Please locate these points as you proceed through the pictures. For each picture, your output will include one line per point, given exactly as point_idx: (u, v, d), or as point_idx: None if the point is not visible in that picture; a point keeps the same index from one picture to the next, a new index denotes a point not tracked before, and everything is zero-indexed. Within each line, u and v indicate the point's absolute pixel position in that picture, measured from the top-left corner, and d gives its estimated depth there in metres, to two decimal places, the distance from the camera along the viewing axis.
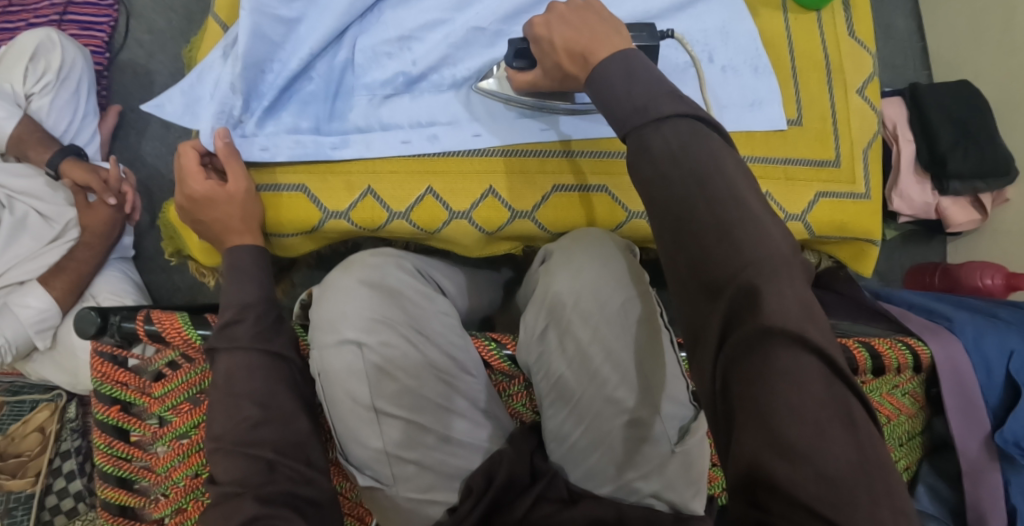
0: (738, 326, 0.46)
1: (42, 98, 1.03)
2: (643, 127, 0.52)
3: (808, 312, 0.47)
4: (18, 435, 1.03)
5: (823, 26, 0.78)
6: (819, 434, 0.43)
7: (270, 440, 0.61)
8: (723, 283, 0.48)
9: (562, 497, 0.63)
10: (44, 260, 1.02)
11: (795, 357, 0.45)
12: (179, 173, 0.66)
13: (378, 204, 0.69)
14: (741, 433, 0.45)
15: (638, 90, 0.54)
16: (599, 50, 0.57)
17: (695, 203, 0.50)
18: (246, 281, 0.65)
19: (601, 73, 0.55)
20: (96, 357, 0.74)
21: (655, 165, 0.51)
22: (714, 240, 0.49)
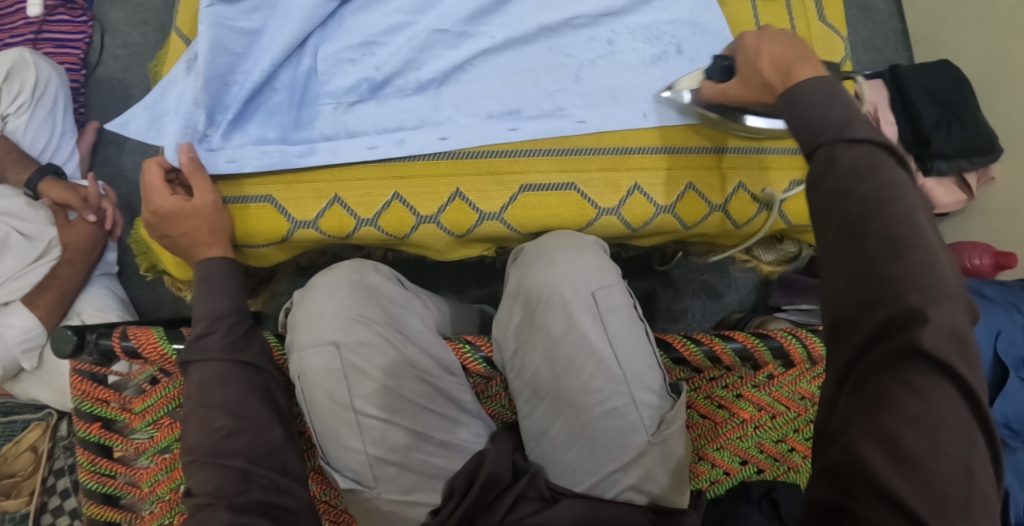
0: (885, 339, 0.45)
1: (18, 118, 1.03)
2: (835, 143, 0.51)
3: (960, 344, 0.44)
4: (11, 455, 1.04)
5: (792, 12, 0.78)
6: (932, 449, 0.42)
7: (242, 450, 0.62)
8: (890, 296, 0.46)
9: (542, 496, 0.63)
10: (28, 280, 1.02)
11: (934, 380, 0.43)
12: (145, 189, 0.67)
13: (345, 211, 0.68)
14: (851, 428, 0.45)
15: (819, 111, 0.54)
16: (803, 68, 0.57)
17: (872, 221, 0.48)
18: (218, 294, 0.65)
19: (800, 88, 0.55)
20: (75, 376, 0.74)
21: (841, 181, 0.50)
22: (887, 257, 0.47)
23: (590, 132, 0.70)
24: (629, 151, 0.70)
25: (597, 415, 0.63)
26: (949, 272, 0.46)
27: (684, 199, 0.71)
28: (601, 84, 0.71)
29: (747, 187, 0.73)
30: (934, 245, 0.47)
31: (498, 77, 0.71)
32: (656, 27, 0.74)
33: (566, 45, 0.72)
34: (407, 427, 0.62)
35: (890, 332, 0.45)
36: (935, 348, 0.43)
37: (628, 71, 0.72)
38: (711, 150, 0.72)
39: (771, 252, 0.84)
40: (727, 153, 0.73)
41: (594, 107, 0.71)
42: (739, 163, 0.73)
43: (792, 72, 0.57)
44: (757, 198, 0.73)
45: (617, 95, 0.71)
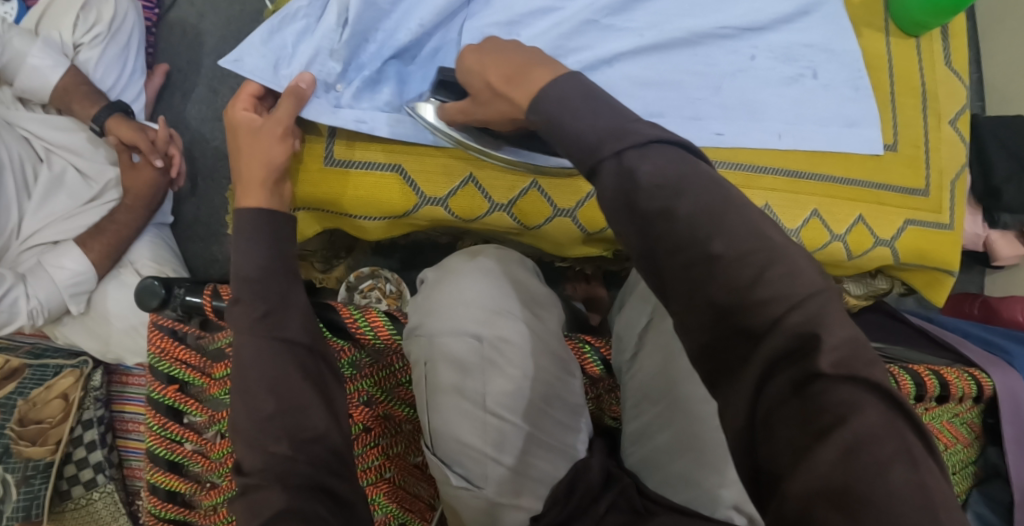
0: (780, 368, 0.44)
1: (90, 49, 0.98)
2: (623, 152, 0.50)
3: (858, 351, 0.45)
4: (40, 401, 0.97)
5: (921, 53, 0.78)
6: (876, 476, 0.41)
7: (287, 434, 0.56)
8: (766, 328, 0.45)
9: (635, 508, 0.59)
10: (82, 220, 0.97)
11: (849, 391, 0.43)
12: (231, 121, 0.64)
13: (478, 192, 0.70)
14: (791, 476, 0.42)
15: (604, 113, 0.52)
16: (540, 71, 0.55)
17: (713, 242, 0.47)
18: (252, 248, 0.59)
19: (552, 93, 0.53)
20: (155, 331, 0.70)
21: (642, 196, 0.49)
22: (742, 284, 0.46)
23: (727, 146, 0.71)
24: (762, 170, 0.72)
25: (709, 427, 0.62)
26: (808, 270, 0.47)
27: (808, 225, 0.73)
28: (739, 99, 0.72)
29: (867, 221, 0.74)
30: (790, 252, 0.47)
31: (644, 75, 0.71)
32: (794, 48, 0.74)
33: (709, 54, 0.73)
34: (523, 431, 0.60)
35: (784, 358, 0.44)
36: (835, 366, 0.43)
37: (765, 89, 0.73)
38: (836, 181, 0.73)
39: (861, 285, 0.87)
40: (849, 185, 0.73)
41: (732, 121, 0.72)
42: (860, 197, 0.74)
43: (528, 78, 0.55)
44: (875, 233, 0.74)
45: (753, 110, 0.72)
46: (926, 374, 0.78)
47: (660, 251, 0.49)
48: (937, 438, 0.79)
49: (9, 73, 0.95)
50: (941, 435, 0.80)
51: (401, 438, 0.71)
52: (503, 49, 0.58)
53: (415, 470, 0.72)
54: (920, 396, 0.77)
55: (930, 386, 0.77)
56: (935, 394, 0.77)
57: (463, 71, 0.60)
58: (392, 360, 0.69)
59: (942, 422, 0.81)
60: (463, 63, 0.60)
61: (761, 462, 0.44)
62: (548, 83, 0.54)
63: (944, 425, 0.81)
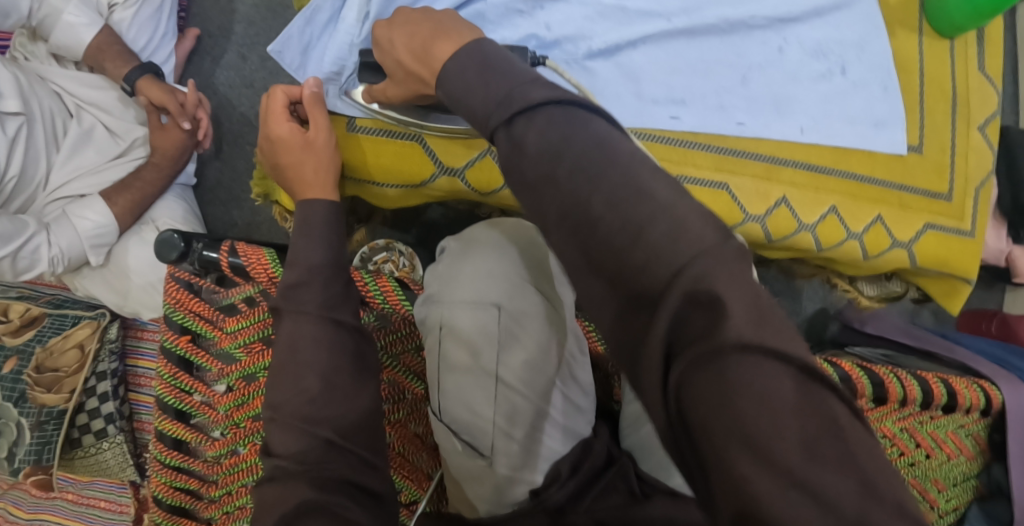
0: (683, 346, 0.42)
1: (125, 9, 1.00)
2: (512, 123, 0.50)
3: (765, 323, 0.43)
4: (56, 350, 1.00)
5: (954, 56, 0.77)
6: (811, 453, 0.40)
7: (331, 419, 0.60)
8: (659, 294, 0.44)
9: (630, 490, 0.61)
10: (109, 175, 0.99)
11: (757, 365, 0.41)
12: (265, 113, 0.69)
13: (496, 167, 0.72)
14: (730, 463, 0.40)
15: (499, 79, 0.52)
16: (440, 45, 0.55)
17: (592, 203, 0.48)
18: (315, 244, 0.64)
19: (450, 69, 0.54)
20: (172, 282, 0.72)
21: (535, 162, 0.49)
22: (629, 240, 0.46)
23: (749, 136, 0.71)
24: (783, 162, 0.71)
25: None
26: (695, 223, 0.46)
27: (825, 221, 0.72)
28: (765, 90, 0.71)
29: (885, 221, 0.73)
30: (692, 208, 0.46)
31: (679, 66, 0.71)
32: (826, 44, 0.73)
33: (738, 44, 0.72)
34: (536, 406, 0.61)
35: (679, 327, 0.43)
36: (751, 333, 0.42)
37: (793, 82, 0.72)
38: (858, 179, 0.72)
39: (875, 288, 0.85)
40: (871, 184, 0.73)
41: (757, 112, 0.71)
42: (881, 198, 0.73)
43: (432, 54, 0.56)
44: (893, 235, 0.73)
45: (779, 103, 0.71)
46: (934, 381, 0.78)
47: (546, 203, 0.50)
48: (941, 449, 0.79)
49: (45, 29, 0.97)
50: (945, 446, 0.79)
51: (402, 406, 0.71)
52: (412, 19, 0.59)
53: (416, 440, 0.72)
54: (927, 404, 0.77)
55: (938, 394, 0.77)
56: (940, 402, 0.77)
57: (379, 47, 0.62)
58: (399, 325, 0.70)
59: (946, 433, 0.80)
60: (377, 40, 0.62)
61: (694, 454, 0.42)
62: (447, 58, 0.54)
63: (948, 436, 0.80)
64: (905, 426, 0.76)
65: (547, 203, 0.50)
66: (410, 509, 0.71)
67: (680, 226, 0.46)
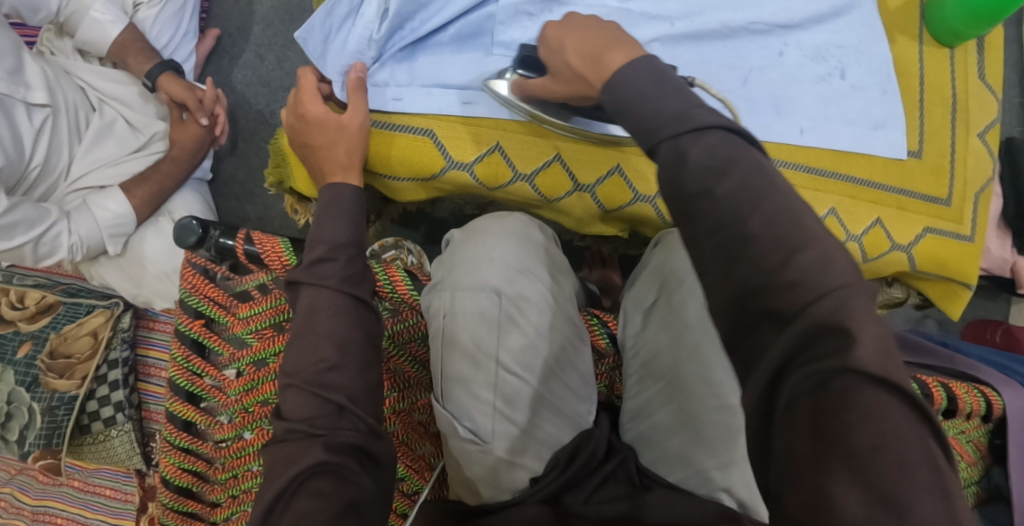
0: (800, 363, 0.42)
1: (149, 8, 1.03)
2: (678, 136, 0.49)
3: (891, 356, 0.42)
4: (71, 336, 1.01)
5: (954, 63, 0.78)
6: (904, 474, 0.39)
7: (343, 387, 0.61)
8: (788, 313, 0.43)
9: (631, 481, 0.62)
10: (128, 167, 1.01)
11: (876, 394, 0.40)
12: (297, 93, 0.73)
13: (504, 161, 0.74)
14: (827, 477, 0.40)
15: (673, 96, 0.50)
16: (615, 54, 0.54)
17: (747, 221, 0.46)
18: (338, 223, 0.67)
19: (624, 76, 0.52)
20: (188, 268, 0.73)
21: (695, 177, 0.48)
22: (778, 263, 0.44)
23: None
24: (784, 163, 0.73)
25: (711, 408, 0.63)
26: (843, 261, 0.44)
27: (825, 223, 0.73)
28: (765, 92, 0.73)
29: (885, 223, 0.74)
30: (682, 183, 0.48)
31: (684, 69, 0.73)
32: (826, 48, 0.75)
33: (740, 48, 0.74)
34: (533, 390, 0.64)
35: (805, 344, 0.42)
36: (876, 366, 0.41)
37: (795, 85, 0.74)
38: (856, 182, 0.74)
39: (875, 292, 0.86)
40: (870, 187, 0.74)
41: (757, 113, 0.73)
42: (880, 200, 0.74)
43: (602, 62, 0.55)
44: (893, 237, 0.74)
45: (779, 105, 0.73)
46: (934, 385, 0.79)
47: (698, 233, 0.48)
48: None
49: (71, 24, 1.00)
50: None
51: (407, 395, 0.73)
52: None
53: (418, 429, 0.73)
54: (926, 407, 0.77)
55: (938, 398, 0.77)
56: (941, 406, 0.78)
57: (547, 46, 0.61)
58: (408, 315, 0.73)
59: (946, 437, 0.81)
60: (544, 39, 0.61)
61: (779, 458, 0.42)
62: (619, 68, 0.53)
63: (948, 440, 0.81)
64: None
65: (698, 214, 0.48)
66: (412, 498, 0.72)
67: (826, 261, 0.44)
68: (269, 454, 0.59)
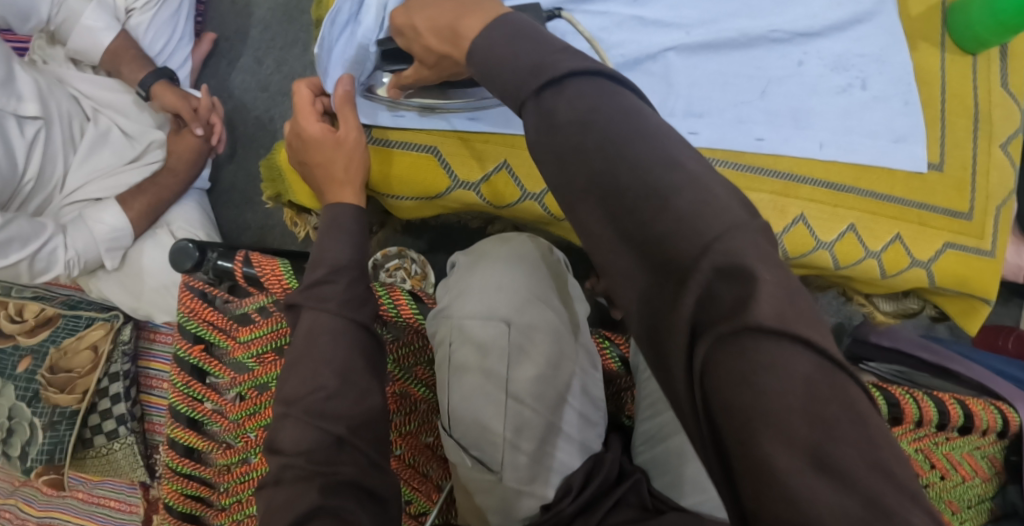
0: (710, 322, 0.40)
1: (142, 14, 1.00)
2: (540, 94, 0.47)
3: (792, 299, 0.40)
4: (71, 350, 0.99)
5: (977, 71, 0.75)
6: (826, 431, 0.38)
7: (344, 417, 0.59)
8: (687, 265, 0.41)
9: (642, 504, 0.60)
10: (126, 179, 0.99)
11: (782, 348, 0.39)
12: (294, 108, 0.71)
13: (512, 180, 0.72)
14: (755, 445, 0.38)
15: (530, 50, 0.49)
16: (467, 20, 0.51)
17: (620, 172, 0.45)
18: (340, 243, 0.65)
19: (479, 43, 0.50)
20: (186, 292, 0.72)
21: (564, 133, 0.46)
22: (654, 209, 0.43)
23: (767, 152, 0.70)
24: (801, 179, 0.71)
25: None
26: (723, 194, 0.43)
27: (843, 239, 0.71)
28: (785, 105, 0.71)
29: (904, 240, 0.72)
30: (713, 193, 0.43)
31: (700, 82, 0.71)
32: (847, 57, 0.72)
33: (759, 57, 0.71)
34: (546, 420, 0.62)
35: (703, 304, 0.40)
36: (774, 318, 0.39)
37: (814, 96, 0.71)
38: (877, 198, 0.71)
39: (891, 303, 0.84)
40: (890, 201, 0.72)
41: (776, 127, 0.71)
42: (900, 215, 0.72)
43: (457, 32, 0.52)
44: (912, 253, 0.72)
45: (798, 118, 0.71)
46: (951, 401, 0.77)
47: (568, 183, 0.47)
48: (955, 470, 0.77)
49: (64, 32, 0.97)
50: (959, 467, 0.77)
51: (415, 417, 0.72)
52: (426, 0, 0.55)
53: (427, 451, 0.72)
54: (943, 425, 0.76)
55: (953, 414, 0.76)
56: (957, 424, 0.76)
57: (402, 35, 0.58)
58: (412, 338, 0.72)
59: (962, 454, 0.79)
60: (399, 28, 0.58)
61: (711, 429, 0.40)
62: (475, 33, 0.50)
63: (964, 457, 0.79)
64: (919, 447, 0.75)
65: (567, 166, 0.46)
66: (418, 520, 0.71)
67: (705, 200, 0.42)
68: (266, 498, 0.58)
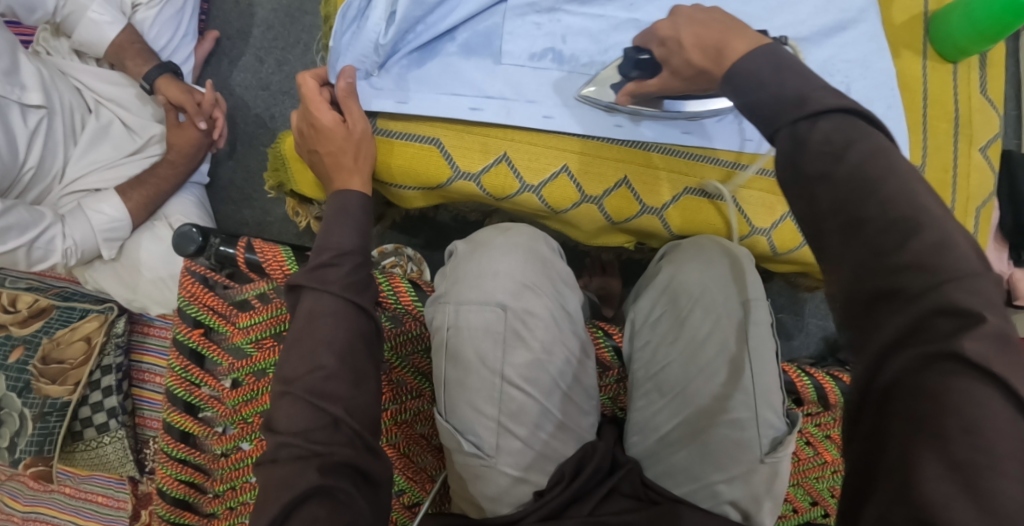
0: (917, 342, 0.41)
1: (148, 9, 1.02)
2: (798, 123, 0.47)
3: (1010, 350, 0.40)
4: (64, 341, 0.99)
5: (958, 78, 0.78)
6: (988, 459, 0.38)
7: (341, 397, 0.59)
8: (911, 293, 0.42)
9: (637, 495, 0.62)
10: (124, 171, 1.00)
11: (973, 383, 0.39)
12: (303, 98, 0.72)
13: (511, 172, 0.74)
14: (911, 451, 0.39)
15: (786, 81, 0.48)
16: (736, 45, 0.52)
17: (866, 208, 0.44)
18: (344, 228, 0.66)
19: (742, 68, 0.50)
20: (188, 276, 0.73)
21: (823, 164, 0.46)
22: (894, 245, 0.43)
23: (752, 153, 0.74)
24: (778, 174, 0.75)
25: (720, 423, 0.63)
26: (963, 244, 0.43)
27: None
28: None
29: None
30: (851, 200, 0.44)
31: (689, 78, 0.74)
32: (832, 63, 0.75)
33: None
34: (538, 405, 0.64)
35: (915, 331, 0.41)
36: (978, 355, 0.39)
37: None
38: None
39: None
40: None
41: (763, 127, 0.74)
42: None
43: (724, 53, 0.52)
44: None
45: None
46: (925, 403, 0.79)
47: (820, 213, 0.47)
48: None
49: (69, 24, 0.98)
50: None
51: (409, 407, 0.73)
52: (699, 18, 0.56)
53: (421, 441, 0.73)
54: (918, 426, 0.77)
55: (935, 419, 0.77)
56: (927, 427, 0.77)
57: (665, 47, 0.60)
58: (411, 327, 0.72)
59: None
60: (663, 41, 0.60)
61: (875, 431, 0.42)
62: (738, 60, 0.51)
63: None
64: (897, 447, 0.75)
65: (818, 197, 0.46)
66: (411, 511, 0.72)
67: (943, 245, 0.42)
68: (263, 478, 0.58)
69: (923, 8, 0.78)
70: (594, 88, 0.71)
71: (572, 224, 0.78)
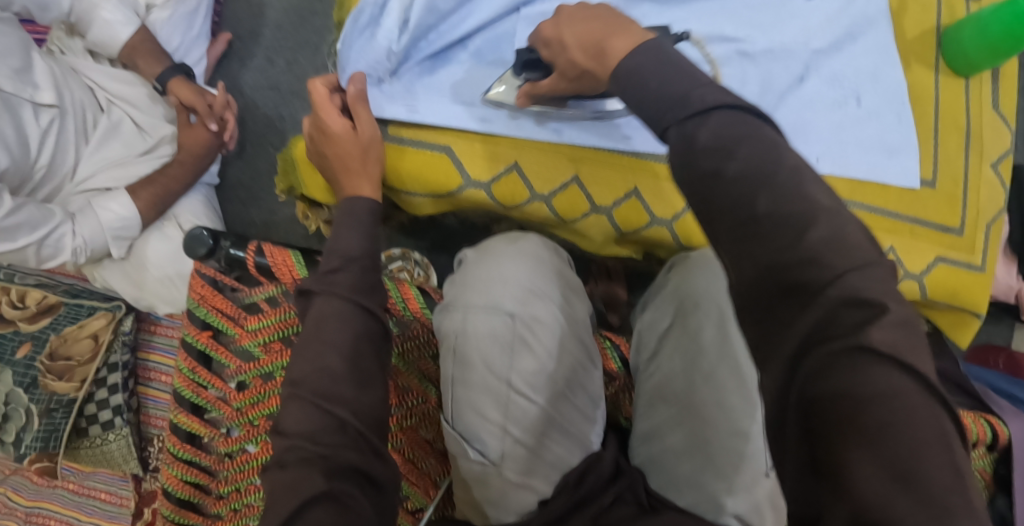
0: (826, 338, 0.40)
1: (161, 11, 1.03)
2: (685, 121, 0.47)
3: (908, 334, 0.40)
4: (71, 338, 0.99)
5: (970, 92, 0.78)
6: (920, 453, 0.37)
7: (348, 401, 0.59)
8: (818, 288, 0.41)
9: (641, 503, 0.62)
10: (134, 169, 1.00)
11: (887, 373, 0.39)
12: (314, 103, 0.72)
13: (521, 181, 0.74)
14: (846, 453, 0.38)
15: (673, 81, 0.49)
16: (617, 41, 0.52)
17: (758, 201, 0.44)
18: (353, 232, 0.66)
19: (627, 65, 0.51)
20: (198, 278, 0.73)
21: (705, 160, 0.46)
22: (788, 242, 0.43)
23: None
24: None
25: (725, 434, 0.63)
26: (857, 237, 0.43)
27: None
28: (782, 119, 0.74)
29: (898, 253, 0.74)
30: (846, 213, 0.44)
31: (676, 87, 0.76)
32: (841, 74, 0.75)
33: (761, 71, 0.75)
34: (545, 413, 0.64)
35: (823, 325, 0.40)
36: (887, 344, 0.39)
37: (810, 110, 0.74)
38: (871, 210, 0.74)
39: None
40: (886, 214, 0.74)
41: None
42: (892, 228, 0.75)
43: (604, 51, 0.53)
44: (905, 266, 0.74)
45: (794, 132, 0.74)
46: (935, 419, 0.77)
47: (714, 211, 0.46)
48: None
49: (83, 24, 0.99)
50: None
51: (415, 412, 0.73)
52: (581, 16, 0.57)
53: (425, 446, 0.73)
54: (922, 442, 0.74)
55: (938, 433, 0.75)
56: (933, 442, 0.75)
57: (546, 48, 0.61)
58: (418, 332, 0.74)
59: None
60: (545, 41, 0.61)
61: (799, 435, 0.40)
62: (625, 55, 0.51)
63: None
64: None
65: (712, 197, 0.46)
66: (415, 516, 0.71)
67: (836, 238, 0.42)
68: (269, 480, 0.58)
69: (936, 22, 0.78)
70: (503, 88, 0.71)
71: (581, 234, 0.78)
